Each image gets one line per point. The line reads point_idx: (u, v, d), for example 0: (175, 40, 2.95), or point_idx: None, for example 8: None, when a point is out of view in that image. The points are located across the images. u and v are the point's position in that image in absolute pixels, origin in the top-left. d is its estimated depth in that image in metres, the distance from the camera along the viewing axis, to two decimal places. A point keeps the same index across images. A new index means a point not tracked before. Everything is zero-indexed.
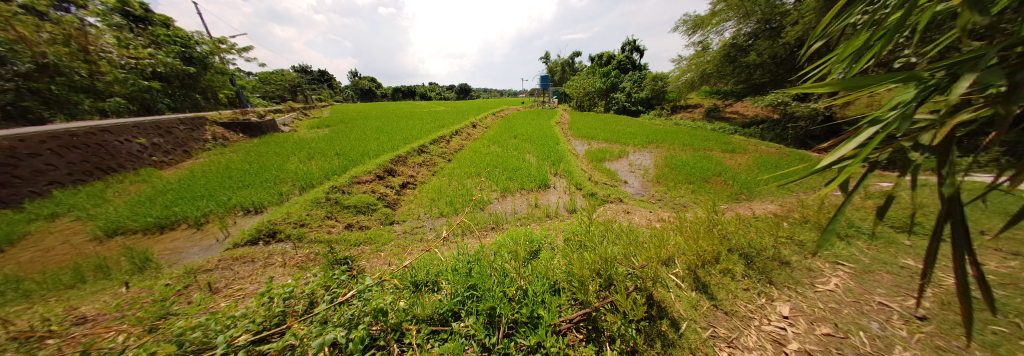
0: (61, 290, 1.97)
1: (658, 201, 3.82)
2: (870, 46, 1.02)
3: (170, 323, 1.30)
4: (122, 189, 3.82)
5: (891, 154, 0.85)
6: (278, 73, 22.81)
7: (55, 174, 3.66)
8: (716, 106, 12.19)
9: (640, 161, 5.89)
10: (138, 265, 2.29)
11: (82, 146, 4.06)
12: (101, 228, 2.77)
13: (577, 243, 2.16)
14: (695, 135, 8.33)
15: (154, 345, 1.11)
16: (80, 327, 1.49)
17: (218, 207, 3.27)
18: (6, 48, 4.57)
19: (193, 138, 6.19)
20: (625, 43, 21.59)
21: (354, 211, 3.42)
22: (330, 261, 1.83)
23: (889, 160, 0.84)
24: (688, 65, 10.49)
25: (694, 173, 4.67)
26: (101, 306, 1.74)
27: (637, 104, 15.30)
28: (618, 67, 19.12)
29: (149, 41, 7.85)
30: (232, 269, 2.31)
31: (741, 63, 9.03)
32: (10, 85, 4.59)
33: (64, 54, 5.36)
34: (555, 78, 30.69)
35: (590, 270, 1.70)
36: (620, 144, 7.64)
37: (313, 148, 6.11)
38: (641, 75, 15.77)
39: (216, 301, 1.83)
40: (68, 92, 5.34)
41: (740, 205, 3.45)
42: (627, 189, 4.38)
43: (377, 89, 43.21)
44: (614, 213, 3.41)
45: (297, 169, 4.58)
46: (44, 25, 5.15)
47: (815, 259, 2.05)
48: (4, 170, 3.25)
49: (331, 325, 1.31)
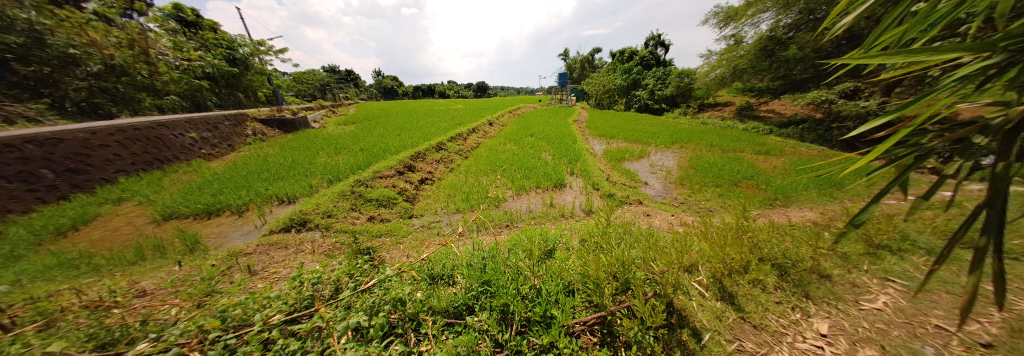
0: (125, 265, 2.23)
1: (680, 204, 3.66)
2: (923, 34, 0.93)
3: (213, 300, 1.44)
4: (176, 178, 4.23)
5: (940, 155, 0.77)
6: (309, 73, 24.21)
7: (121, 163, 4.11)
8: (750, 104, 11.39)
9: (663, 162, 5.66)
10: (189, 246, 2.53)
11: (143, 139, 4.52)
12: (160, 212, 3.09)
13: (593, 244, 2.12)
14: (724, 135, 7.91)
15: (201, 319, 1.24)
16: (140, 299, 1.68)
17: (257, 197, 3.53)
18: (81, 51, 5.24)
19: (236, 133, 6.72)
20: (649, 38, 20.70)
21: (376, 205, 3.57)
22: (354, 250, 1.93)
23: (936, 158, 0.77)
24: (720, 60, 9.92)
25: (721, 175, 4.42)
26: (158, 281, 1.95)
27: (661, 102, 14.68)
28: (641, 63, 18.43)
29: (200, 43, 8.54)
30: (268, 254, 2.49)
31: (779, 57, 8.42)
32: (84, 84, 5.25)
33: (128, 57, 6.05)
34: (573, 76, 30.19)
35: (606, 272, 1.66)
36: (641, 143, 7.40)
37: (340, 144, 6.45)
38: (665, 71, 15.08)
39: (254, 282, 2.01)
40: (132, 91, 6.01)
41: (774, 212, 3.22)
42: (647, 191, 4.24)
43: (399, 87, 44.63)
44: (633, 215, 3.30)
45: (325, 163, 4.85)
46: (112, 31, 5.92)
47: (859, 273, 1.88)
48: (80, 159, 3.69)
49: (353, 311, 1.39)
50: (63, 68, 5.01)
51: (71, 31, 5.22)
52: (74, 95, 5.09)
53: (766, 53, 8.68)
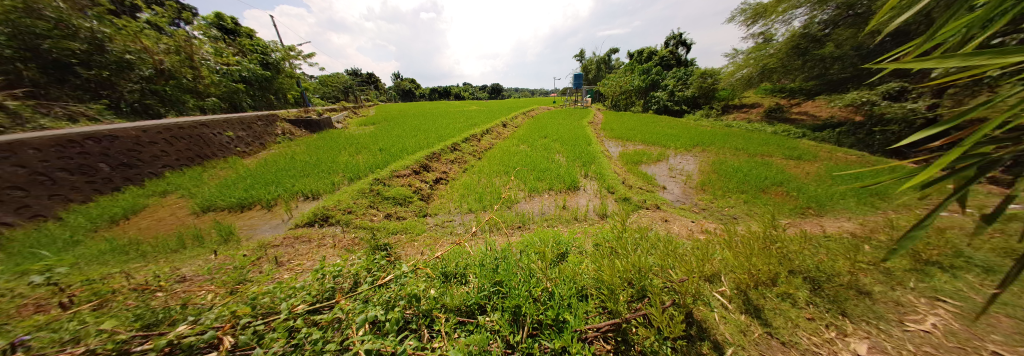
0: (168, 253, 2.42)
1: (701, 211, 3.51)
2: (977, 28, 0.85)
3: (245, 288, 1.54)
4: (214, 173, 4.56)
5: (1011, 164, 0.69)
6: (333, 76, 25.42)
7: (167, 159, 4.48)
8: (780, 105, 10.76)
9: (682, 166, 5.46)
10: (224, 236, 2.71)
11: (186, 137, 4.90)
12: (199, 205, 3.34)
13: (608, 249, 2.07)
14: (751, 138, 7.52)
15: (234, 306, 1.33)
16: (181, 284, 1.82)
17: (285, 192, 3.73)
18: (136, 56, 5.80)
19: (268, 133, 7.15)
20: (669, 37, 20.07)
21: (393, 202, 3.67)
22: (372, 246, 1.99)
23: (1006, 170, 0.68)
24: (746, 59, 9.54)
25: (747, 181, 4.20)
26: (196, 268, 2.11)
27: (681, 104, 14.19)
28: (660, 64, 17.90)
29: (238, 49, 9.13)
30: (293, 246, 2.63)
31: (814, 56, 7.90)
32: (137, 87, 5.80)
33: (175, 62, 6.62)
34: (588, 77, 29.79)
35: (622, 278, 1.62)
36: (659, 146, 7.18)
37: (360, 144, 6.70)
38: (686, 72, 14.55)
39: (281, 273, 2.13)
40: (178, 93, 6.56)
41: (807, 221, 3.02)
42: (666, 195, 4.10)
43: (417, 89, 45.87)
44: (650, 221, 3.20)
45: (347, 162, 5.05)
46: (161, 38, 6.54)
47: (904, 291, 1.73)
48: (133, 154, 4.05)
49: (371, 304, 1.44)
50: (119, 72, 5.56)
51: (127, 39, 5.80)
52: (128, 96, 5.62)
53: (800, 51, 8.20)
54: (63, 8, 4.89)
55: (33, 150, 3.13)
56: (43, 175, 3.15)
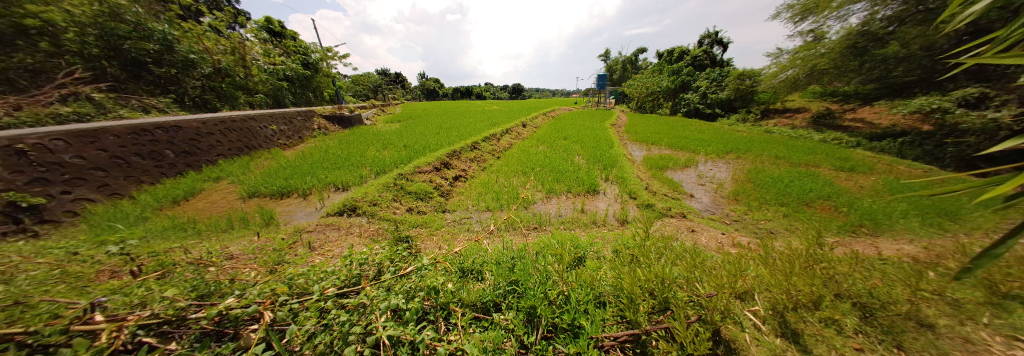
0: (218, 232, 2.69)
1: (732, 222, 3.29)
2: None
3: (282, 269, 1.67)
4: (259, 163, 4.99)
5: None
6: (364, 76, 26.81)
7: (221, 149, 4.97)
8: (830, 111, 9.77)
9: (712, 173, 5.16)
10: (265, 220, 2.96)
11: (237, 130, 5.40)
12: (245, 191, 3.67)
13: (629, 256, 2.00)
14: (794, 146, 6.92)
15: (273, 284, 1.44)
16: (229, 261, 2.02)
17: (318, 183, 3.99)
18: (198, 56, 6.50)
19: (306, 127, 7.70)
20: (704, 36, 18.99)
21: (415, 197, 3.81)
22: (394, 238, 2.07)
23: None
24: (793, 60, 9.00)
25: (786, 192, 3.88)
26: (241, 248, 2.32)
27: (714, 107, 13.38)
28: (692, 64, 16.96)
29: (283, 50, 9.92)
30: (324, 233, 2.81)
31: (874, 56, 7.09)
32: (199, 83, 6.51)
33: (230, 61, 7.34)
34: (613, 78, 28.94)
35: (642, 288, 1.56)
36: (687, 151, 6.83)
37: (387, 140, 7.01)
38: (721, 73, 13.69)
39: (313, 257, 2.29)
40: (231, 89, 7.26)
41: (857, 241, 2.72)
42: (693, 204, 3.89)
43: (441, 89, 47.16)
44: (674, 230, 3.05)
45: (374, 157, 5.29)
46: (221, 40, 7.25)
47: (975, 327, 1.51)
48: (193, 143, 4.53)
49: (393, 293, 1.50)
50: (184, 70, 6.26)
51: (191, 41, 6.54)
52: (190, 92, 6.31)
53: (858, 51, 7.40)
54: (141, 13, 5.63)
55: (113, 136, 3.56)
56: (121, 159, 3.58)
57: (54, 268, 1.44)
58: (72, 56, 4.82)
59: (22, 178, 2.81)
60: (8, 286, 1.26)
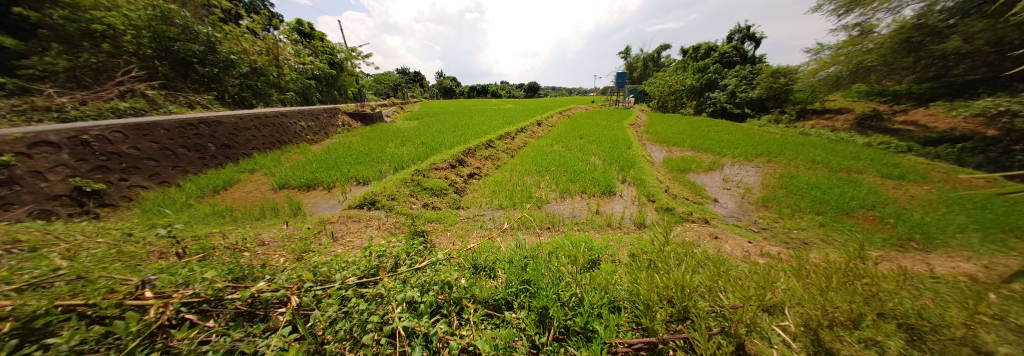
0: (251, 220, 2.88)
1: (760, 230, 3.10)
2: None
3: (308, 257, 1.77)
4: (288, 156, 5.29)
5: None
6: (385, 74, 27.73)
7: (255, 143, 5.33)
8: (877, 112, 8.93)
9: (739, 177, 4.90)
10: (294, 210, 3.14)
11: (270, 125, 5.75)
12: (276, 183, 3.91)
13: (646, 261, 1.93)
14: (835, 150, 6.39)
15: (299, 272, 1.53)
16: (261, 247, 2.16)
17: (342, 177, 4.17)
18: (237, 56, 6.99)
19: (332, 123, 8.09)
20: (733, 32, 18.02)
21: (430, 193, 3.89)
22: (411, 231, 2.12)
23: None
24: (835, 56, 8.31)
25: (822, 200, 3.60)
26: (272, 236, 2.48)
27: (743, 107, 12.64)
28: (720, 61, 16.09)
29: (313, 50, 10.45)
30: (346, 224, 2.94)
31: (931, 52, 6.40)
32: (238, 82, 7.01)
33: (265, 61, 7.83)
34: (634, 76, 28.11)
35: (660, 295, 1.49)
36: (711, 153, 6.52)
37: (405, 137, 7.20)
38: (751, 71, 12.91)
39: (336, 247, 2.41)
40: (266, 87, 7.75)
41: (905, 257, 2.47)
42: (717, 209, 3.71)
43: (458, 87, 47.86)
44: (695, 235, 2.92)
45: (393, 153, 5.46)
46: (257, 41, 7.75)
47: None
48: (231, 137, 4.87)
49: (409, 285, 1.53)
50: (225, 70, 6.75)
51: (231, 42, 7.06)
52: (230, 89, 6.79)
53: (913, 46, 6.72)
54: (188, 17, 6.13)
55: (164, 130, 3.89)
56: (169, 150, 3.91)
57: (112, 247, 1.57)
58: (129, 56, 5.35)
59: (85, 166, 3.03)
60: (73, 261, 1.37)
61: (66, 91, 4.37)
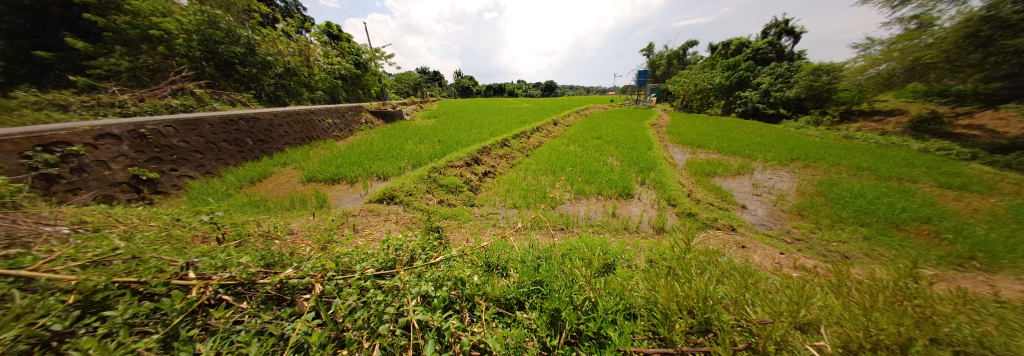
0: (281, 210, 3.05)
1: (792, 241, 2.88)
2: None
3: (331, 247, 1.85)
4: (316, 152, 5.57)
5: None
6: (406, 74, 28.54)
7: (286, 139, 5.66)
8: (936, 115, 8.04)
9: (770, 183, 4.59)
10: (320, 202, 3.30)
11: (300, 122, 6.08)
12: (304, 176, 4.12)
13: (665, 267, 1.85)
14: (884, 156, 5.81)
15: (323, 261, 1.60)
16: (290, 235, 2.30)
17: (364, 172, 4.33)
18: (273, 58, 7.45)
19: (356, 121, 8.44)
20: (768, 26, 16.88)
21: (446, 190, 3.95)
22: (426, 227, 2.17)
23: None
24: (888, 52, 7.65)
25: (867, 210, 3.29)
26: (300, 226, 2.63)
27: (777, 107, 11.80)
28: (754, 57, 15.08)
29: (340, 51, 10.94)
30: (367, 218, 3.04)
31: (1003, 47, 5.65)
32: (273, 81, 7.48)
33: (298, 62, 8.30)
34: (656, 74, 27.11)
35: (678, 304, 1.42)
36: (740, 157, 6.16)
37: (424, 134, 7.37)
38: (788, 68, 12.02)
39: (357, 239, 2.50)
40: (297, 86, 8.21)
41: (965, 277, 2.20)
42: (744, 216, 3.49)
43: (475, 86, 48.43)
44: (720, 243, 2.76)
45: (411, 150, 5.60)
46: (291, 43, 8.25)
47: None
48: (265, 132, 5.20)
49: (423, 279, 1.55)
50: (262, 70, 7.23)
51: (268, 45, 7.57)
52: (266, 88, 7.28)
53: (981, 41, 5.98)
54: (231, 21, 6.62)
55: (209, 125, 4.21)
56: (213, 144, 4.24)
57: (161, 231, 1.72)
58: (181, 58, 5.87)
59: (142, 157, 3.33)
60: (129, 242, 1.51)
61: (127, 89, 4.86)
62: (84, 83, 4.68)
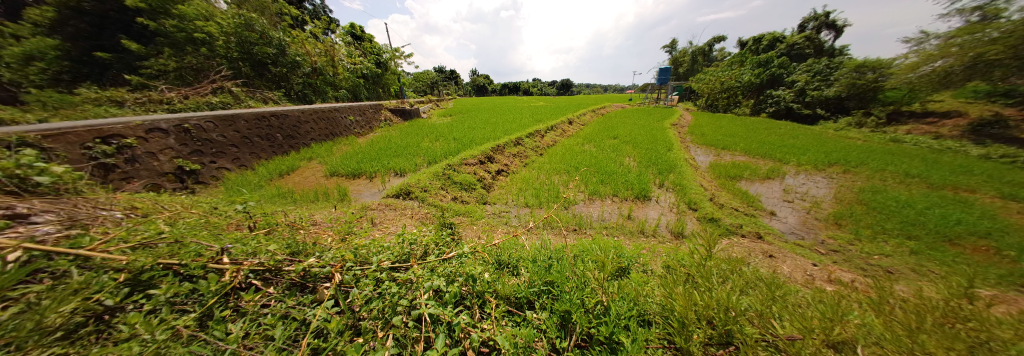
0: (306, 202, 3.21)
1: (827, 252, 2.67)
2: None
3: (350, 239, 1.92)
4: (338, 147, 5.82)
5: None
6: (424, 73, 29.15)
7: (312, 135, 5.95)
8: (1003, 117, 7.18)
9: (803, 189, 4.29)
10: (341, 196, 3.44)
11: (324, 119, 6.37)
12: (327, 171, 4.32)
13: (683, 274, 1.77)
14: (939, 162, 5.25)
15: (343, 251, 1.66)
16: (314, 226, 2.41)
17: (382, 168, 4.47)
18: (302, 58, 7.84)
19: (376, 119, 8.73)
20: (806, 20, 15.75)
21: (460, 187, 4.00)
22: (440, 223, 2.20)
23: None
24: (941, 46, 7.05)
25: (915, 222, 2.99)
26: (323, 217, 2.76)
27: (814, 107, 10.96)
28: (788, 53, 14.11)
29: (363, 50, 11.34)
30: (384, 212, 3.14)
31: None
32: (301, 80, 7.88)
33: (324, 62, 8.68)
34: (679, 71, 26.03)
35: (697, 313, 1.35)
36: (769, 160, 5.79)
37: (440, 132, 7.50)
38: (827, 65, 11.15)
39: (375, 232, 2.59)
40: (323, 85, 8.60)
41: None
42: (773, 223, 3.28)
43: (490, 85, 48.66)
44: (745, 251, 2.61)
45: (428, 147, 5.71)
46: (318, 44, 8.65)
47: None
48: (293, 129, 5.49)
49: (436, 274, 1.56)
50: (291, 69, 7.62)
51: (297, 45, 7.97)
52: (295, 87, 7.67)
53: None
54: (265, 24, 7.02)
55: (244, 121, 4.50)
56: (247, 139, 4.53)
57: (201, 218, 1.85)
58: (221, 58, 6.32)
59: (185, 149, 3.61)
60: (174, 227, 1.64)
61: (174, 88, 5.29)
62: (137, 82, 5.15)
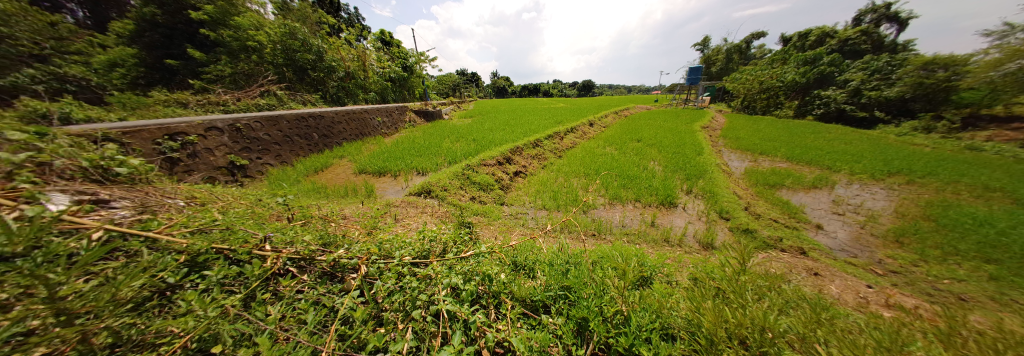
0: (336, 197, 3.42)
1: (884, 272, 2.38)
2: None
3: (374, 233, 2.00)
4: (367, 147, 6.14)
5: None
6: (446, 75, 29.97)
7: (344, 135, 6.33)
8: None
9: (857, 200, 3.84)
10: (367, 192, 3.62)
11: (355, 121, 6.76)
12: (357, 169, 4.58)
13: (712, 288, 1.65)
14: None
15: (368, 245, 1.73)
16: (343, 220, 2.56)
17: (406, 167, 4.64)
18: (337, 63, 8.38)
19: (402, 120, 9.12)
20: (863, 12, 14.18)
21: (478, 187, 4.05)
22: (458, 222, 2.24)
23: None
24: None
25: (1002, 243, 2.56)
26: (351, 212, 2.92)
27: (871, 109, 9.82)
28: (840, 50, 12.78)
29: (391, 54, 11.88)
30: (405, 209, 3.26)
31: None
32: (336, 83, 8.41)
33: (356, 66, 9.20)
34: (711, 71, 24.55)
35: (728, 330, 1.25)
36: (814, 167, 5.28)
37: (461, 133, 7.66)
38: (889, 63, 9.96)
39: (397, 228, 2.69)
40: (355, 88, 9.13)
41: None
42: (818, 238, 2.98)
43: (511, 87, 49.03)
44: (784, 266, 2.39)
45: (449, 147, 5.85)
46: (352, 50, 9.19)
47: None
48: (328, 129, 5.88)
49: (455, 272, 1.58)
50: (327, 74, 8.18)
51: (333, 51, 8.53)
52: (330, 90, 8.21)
53: None
54: (306, 32, 7.58)
55: (286, 121, 4.88)
56: (288, 137, 4.91)
57: (247, 208, 2.04)
58: (268, 64, 6.94)
59: (236, 146, 3.99)
60: (225, 215, 1.81)
61: (228, 91, 5.88)
62: (199, 86, 5.81)
